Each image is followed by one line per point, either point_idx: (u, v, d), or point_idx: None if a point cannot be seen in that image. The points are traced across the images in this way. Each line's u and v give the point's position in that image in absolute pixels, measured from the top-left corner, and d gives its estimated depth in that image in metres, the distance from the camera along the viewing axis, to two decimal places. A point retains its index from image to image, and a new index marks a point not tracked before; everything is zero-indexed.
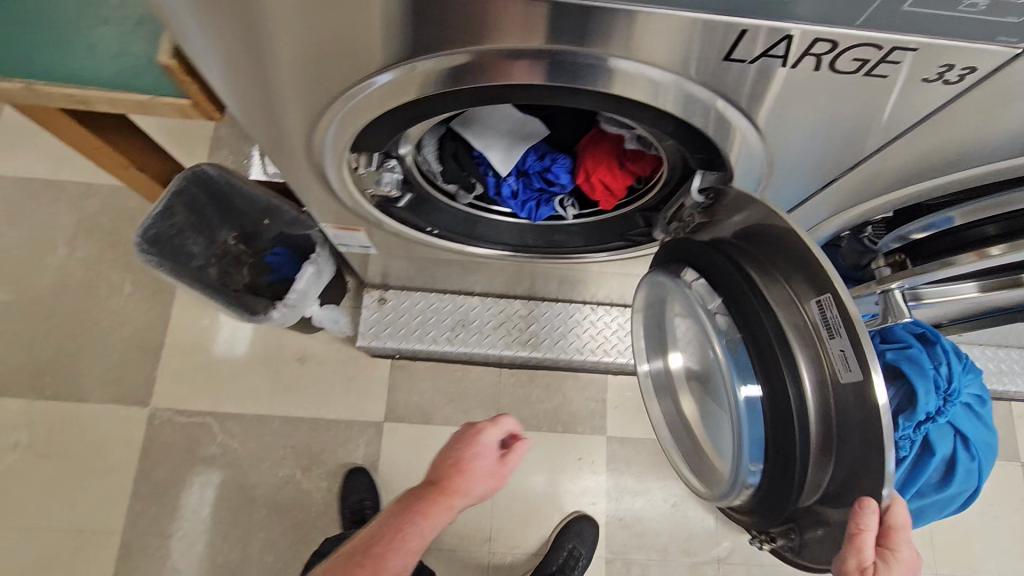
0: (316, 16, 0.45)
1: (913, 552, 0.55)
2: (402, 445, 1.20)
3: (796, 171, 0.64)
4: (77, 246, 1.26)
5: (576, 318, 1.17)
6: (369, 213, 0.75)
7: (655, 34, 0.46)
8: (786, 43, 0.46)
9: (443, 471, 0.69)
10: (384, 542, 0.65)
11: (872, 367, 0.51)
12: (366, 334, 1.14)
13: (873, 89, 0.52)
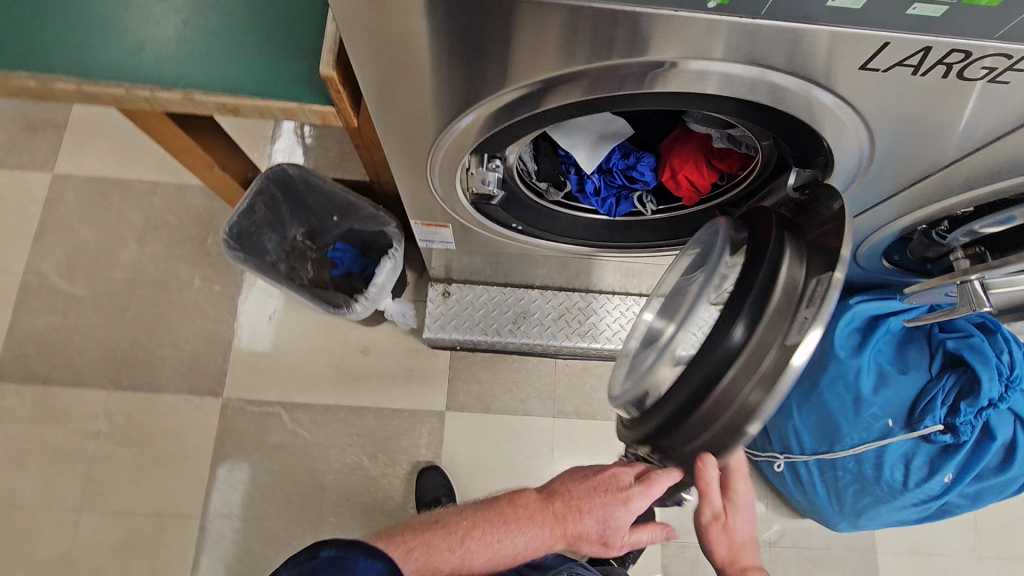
0: (479, 33, 0.47)
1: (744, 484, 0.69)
2: (464, 433, 1.24)
3: (890, 171, 0.66)
4: (146, 242, 1.30)
5: (632, 310, 1.21)
6: (464, 211, 0.79)
7: (798, 44, 0.49)
8: (923, 53, 0.49)
9: (572, 510, 0.70)
10: (483, 539, 0.70)
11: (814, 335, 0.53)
12: (433, 326, 1.19)
13: (991, 96, 0.54)
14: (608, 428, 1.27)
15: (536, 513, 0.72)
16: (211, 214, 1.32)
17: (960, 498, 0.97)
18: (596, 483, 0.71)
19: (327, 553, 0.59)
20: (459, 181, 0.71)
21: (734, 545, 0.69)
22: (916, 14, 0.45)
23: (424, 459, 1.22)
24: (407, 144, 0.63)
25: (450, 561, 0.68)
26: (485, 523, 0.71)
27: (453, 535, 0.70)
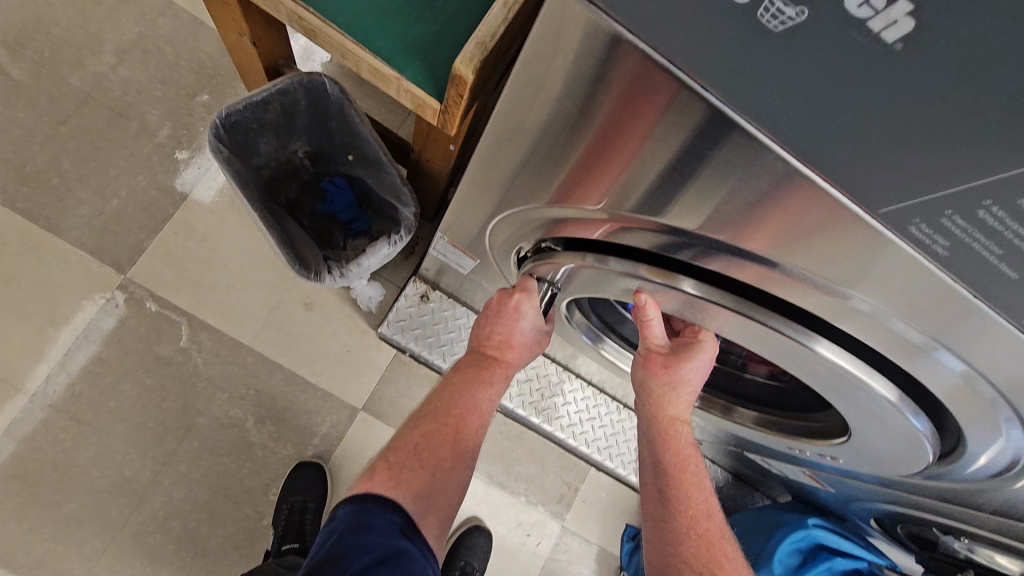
0: (679, 117, 0.33)
1: (710, 364, 0.61)
2: (367, 443, 1.08)
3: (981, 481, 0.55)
4: (125, 64, 1.07)
5: (598, 409, 1.11)
6: (503, 249, 0.65)
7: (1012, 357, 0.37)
8: None
9: (498, 348, 0.69)
10: (464, 413, 0.67)
11: (861, 371, 0.45)
12: (393, 324, 1.04)
13: None
14: (512, 505, 1.16)
15: (479, 360, 0.70)
16: (213, 70, 1.10)
17: None
18: (499, 313, 0.67)
19: (344, 511, 0.60)
20: (525, 238, 0.58)
21: (687, 400, 0.63)
22: None
23: (312, 450, 1.06)
24: (512, 179, 0.50)
25: (455, 447, 0.66)
26: (463, 408, 0.68)
27: (443, 418, 0.67)
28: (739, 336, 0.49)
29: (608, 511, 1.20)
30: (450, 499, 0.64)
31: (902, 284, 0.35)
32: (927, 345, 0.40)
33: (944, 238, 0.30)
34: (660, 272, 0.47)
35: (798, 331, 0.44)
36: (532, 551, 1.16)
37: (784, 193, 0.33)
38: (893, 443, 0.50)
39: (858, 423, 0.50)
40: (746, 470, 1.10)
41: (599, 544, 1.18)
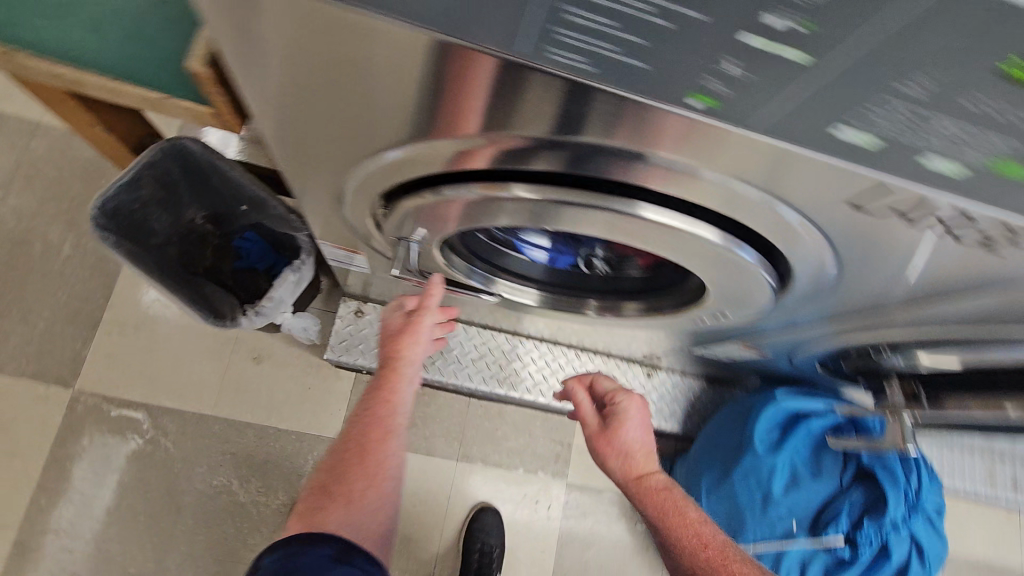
0: (366, 49, 0.35)
1: (637, 410, 0.79)
2: None
3: (849, 295, 0.57)
4: (11, 195, 1.10)
5: (559, 362, 1.13)
6: (365, 229, 0.66)
7: (770, 169, 0.39)
8: (904, 202, 0.39)
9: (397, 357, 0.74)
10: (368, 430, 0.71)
11: (686, 224, 0.49)
12: (336, 348, 1.06)
13: (967, 252, 0.44)
14: (514, 480, 1.18)
15: (383, 374, 0.74)
16: (97, 173, 1.13)
17: None
18: (401, 334, 0.74)
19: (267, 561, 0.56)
20: (372, 211, 0.60)
21: (639, 453, 0.77)
22: (905, 166, 0.35)
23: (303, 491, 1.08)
24: (314, 158, 0.51)
25: (370, 479, 0.67)
26: (366, 427, 0.70)
27: (353, 448, 0.69)
28: (583, 228, 0.53)
29: None
30: (375, 519, 0.66)
31: (654, 128, 0.36)
32: (724, 186, 0.42)
33: (580, 55, 0.32)
34: (493, 186, 0.50)
35: (620, 203, 0.49)
36: (546, 518, 1.18)
37: (465, 75, 0.35)
38: (733, 278, 0.56)
39: (706, 273, 0.56)
40: (713, 371, 1.14)
41: (607, 487, 1.22)
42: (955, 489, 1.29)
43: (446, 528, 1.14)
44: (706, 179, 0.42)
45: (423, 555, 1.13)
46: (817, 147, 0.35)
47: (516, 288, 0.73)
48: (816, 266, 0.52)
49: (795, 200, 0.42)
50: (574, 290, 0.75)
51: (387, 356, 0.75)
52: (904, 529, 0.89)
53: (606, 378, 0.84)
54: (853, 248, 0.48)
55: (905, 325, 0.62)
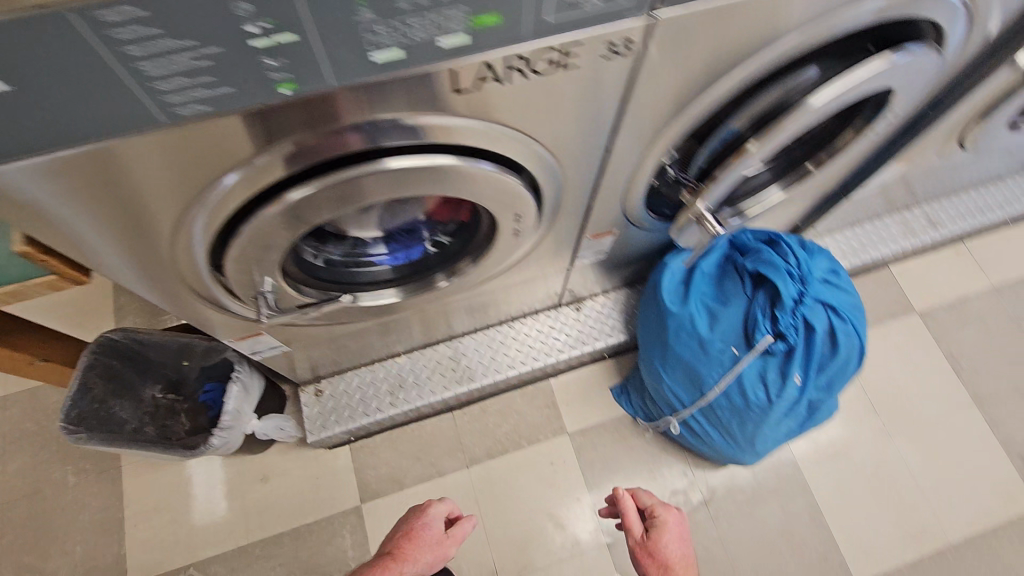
0: (135, 163, 0.50)
1: (677, 532, 0.91)
2: (387, 518, 1.24)
3: (575, 151, 0.70)
4: (7, 456, 1.25)
5: (498, 339, 1.26)
6: (226, 303, 0.77)
7: (394, 98, 0.51)
8: (488, 68, 0.51)
9: (402, 544, 0.93)
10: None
11: (423, 157, 0.62)
12: (314, 429, 1.18)
13: (574, 77, 0.57)
14: (522, 457, 1.30)
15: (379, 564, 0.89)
16: None
17: (817, 394, 1.04)
18: (415, 534, 0.95)
19: None
20: (212, 279, 0.69)
21: (679, 555, 0.88)
22: (444, 47, 0.48)
23: (354, 560, 1.20)
24: (139, 249, 0.61)
25: None
26: None
27: None
28: (358, 201, 0.65)
29: (587, 394, 1.36)
30: None
31: (293, 114, 0.49)
32: (427, 130, 0.56)
33: (194, 101, 0.46)
34: (272, 202, 0.59)
35: (369, 162, 0.61)
36: (565, 471, 1.30)
37: (155, 152, 0.49)
38: (492, 189, 0.70)
39: (473, 194, 0.71)
40: (624, 275, 1.27)
41: (602, 418, 1.34)
42: (881, 257, 1.42)
43: (488, 525, 1.25)
44: (417, 129, 0.56)
45: (482, 557, 1.23)
46: (444, 79, 0.51)
47: (372, 293, 0.87)
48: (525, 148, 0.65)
49: (483, 121, 0.58)
50: (421, 273, 0.88)
51: (392, 547, 0.93)
52: (808, 299, 1.00)
53: (645, 494, 0.99)
54: (524, 120, 0.61)
55: (647, 147, 0.75)
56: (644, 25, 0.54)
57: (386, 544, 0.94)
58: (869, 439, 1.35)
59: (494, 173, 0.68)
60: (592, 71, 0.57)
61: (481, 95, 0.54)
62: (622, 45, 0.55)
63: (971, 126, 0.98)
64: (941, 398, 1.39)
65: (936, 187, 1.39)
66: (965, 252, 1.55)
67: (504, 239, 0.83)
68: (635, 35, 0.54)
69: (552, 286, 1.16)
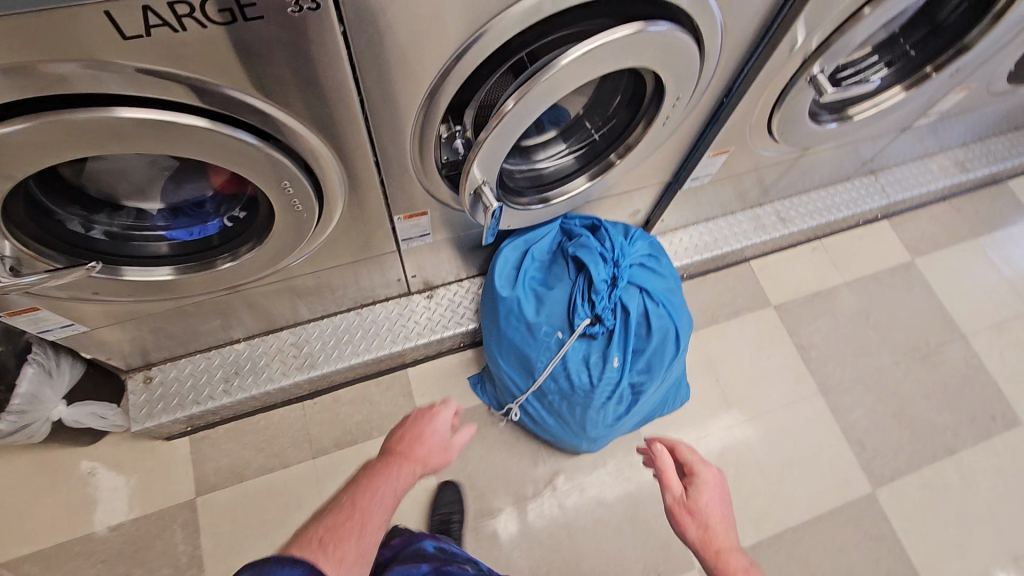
0: None
1: (713, 481, 0.85)
2: (222, 511, 1.19)
3: (324, 117, 0.70)
4: None
5: (345, 326, 1.24)
6: None
7: (57, 36, 0.52)
8: (152, 12, 0.52)
9: (403, 447, 0.87)
10: (367, 504, 0.76)
11: (158, 115, 0.61)
12: (139, 418, 1.13)
13: (268, 31, 0.58)
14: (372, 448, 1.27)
15: (377, 462, 0.84)
16: None
17: (637, 377, 1.07)
18: (408, 436, 0.89)
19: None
20: None
21: (716, 518, 0.81)
22: None
23: (183, 556, 1.15)
24: None
25: (359, 539, 0.72)
26: (337, 515, 0.75)
27: (348, 512, 0.75)
28: (88, 152, 0.63)
29: (444, 384, 1.35)
30: (355, 553, 0.71)
31: None
32: (133, 74, 0.58)
33: None
34: None
35: (97, 109, 0.59)
36: None
37: None
38: (250, 161, 0.69)
39: (233, 163, 0.70)
40: (474, 263, 1.27)
41: (458, 408, 1.33)
42: (735, 251, 1.47)
43: None
44: (107, 74, 0.57)
45: None
46: (109, 23, 0.52)
47: (147, 269, 0.84)
48: (258, 109, 0.66)
49: (188, 70, 0.59)
50: (208, 250, 0.87)
51: (386, 450, 0.87)
52: (622, 281, 1.04)
53: (685, 448, 0.90)
54: (241, 77, 0.61)
55: (414, 119, 0.76)
56: None
57: (391, 442, 0.89)
58: (721, 426, 1.38)
59: (244, 143, 0.67)
60: (287, 24, 0.58)
61: (161, 41, 0.55)
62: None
63: (771, 117, 1.04)
64: (790, 387, 1.45)
65: (784, 184, 1.46)
66: (820, 249, 1.63)
67: (284, 217, 0.81)
68: None
69: (391, 271, 1.15)
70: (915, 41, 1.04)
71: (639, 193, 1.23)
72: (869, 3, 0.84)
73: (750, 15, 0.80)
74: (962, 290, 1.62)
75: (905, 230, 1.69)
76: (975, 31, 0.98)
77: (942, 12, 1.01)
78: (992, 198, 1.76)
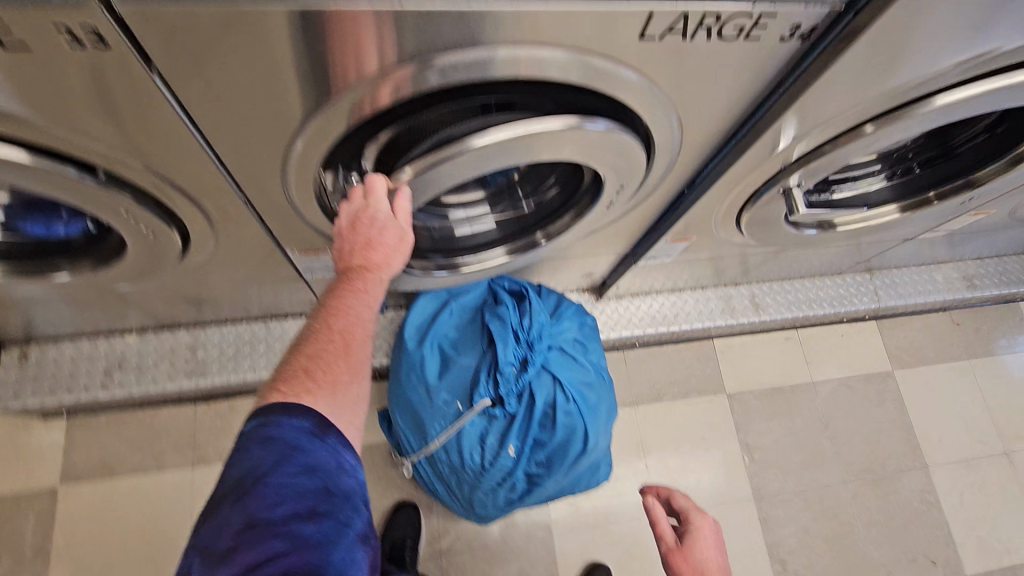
0: None
1: (711, 525, 0.71)
2: (84, 505, 1.12)
3: (163, 158, 0.59)
4: None
5: (249, 336, 1.14)
6: None
7: None
8: None
9: (363, 256, 0.68)
10: (349, 326, 0.63)
11: None
12: (4, 396, 1.04)
13: (45, 62, 0.46)
14: None
15: (348, 278, 0.67)
16: None
17: (534, 468, 0.97)
18: (358, 228, 0.67)
19: (248, 427, 0.53)
20: None
21: None
22: None
23: (31, 545, 1.08)
24: None
25: (349, 361, 0.61)
26: (312, 350, 0.60)
27: (326, 341, 0.61)
28: None
29: None
30: (353, 409, 0.60)
31: None
32: None
33: None
34: None
35: None
36: None
37: None
38: (82, 196, 0.61)
39: (65, 195, 0.61)
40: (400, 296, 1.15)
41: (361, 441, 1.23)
42: (697, 329, 1.35)
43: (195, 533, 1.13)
44: None
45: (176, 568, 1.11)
46: None
47: None
48: (70, 142, 0.55)
49: None
50: (59, 254, 0.78)
51: (345, 260, 0.68)
52: (532, 365, 0.95)
53: (681, 492, 0.76)
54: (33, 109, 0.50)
55: (284, 178, 0.64)
56: (104, 11, 0.43)
57: (346, 251, 0.69)
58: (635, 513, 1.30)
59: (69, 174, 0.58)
60: (63, 58, 0.46)
61: None
62: (85, 33, 0.44)
63: (741, 216, 0.90)
64: (722, 485, 1.34)
65: (765, 269, 1.32)
66: (795, 339, 1.50)
67: (137, 240, 0.72)
68: (100, 24, 0.43)
69: (299, 292, 1.04)
70: (923, 159, 0.93)
71: (592, 258, 1.10)
72: (871, 121, 0.70)
73: (715, 112, 0.66)
74: (939, 415, 1.48)
75: (894, 336, 1.55)
76: (990, 166, 0.88)
77: (956, 138, 0.89)
78: (999, 318, 1.61)
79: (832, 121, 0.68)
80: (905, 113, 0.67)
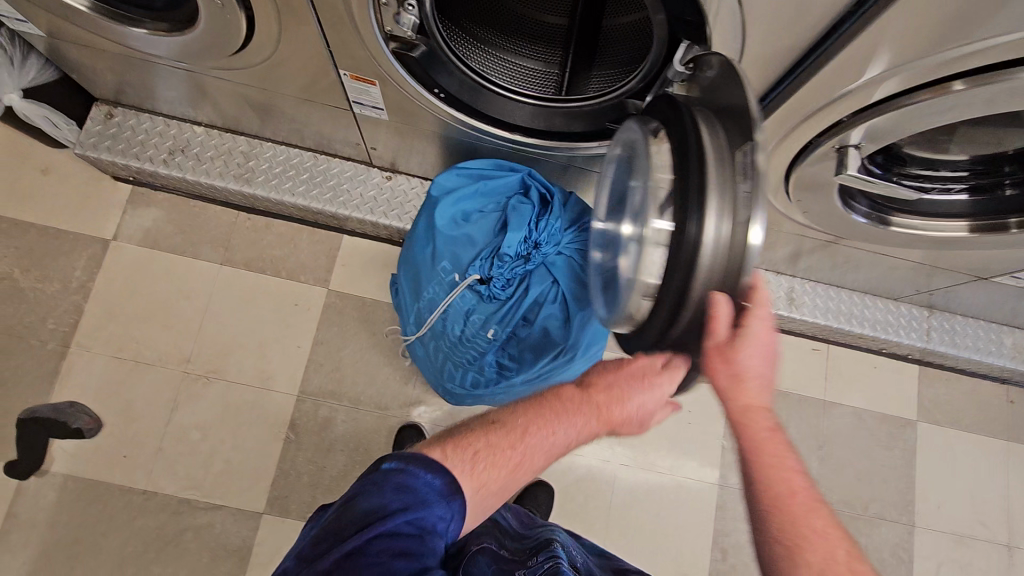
0: None
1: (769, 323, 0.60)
2: (125, 263, 1.26)
3: None
4: None
5: (296, 162, 1.21)
6: None
7: None
8: None
9: (598, 397, 0.72)
10: (530, 450, 0.68)
11: None
12: (84, 144, 1.17)
13: None
14: (272, 284, 1.29)
15: (571, 406, 0.72)
16: None
17: (505, 359, 1.00)
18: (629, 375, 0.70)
19: (388, 464, 0.60)
20: None
21: (755, 377, 0.62)
22: None
23: (76, 281, 1.24)
24: None
25: (508, 475, 0.65)
26: (495, 440, 0.67)
27: (511, 442, 0.67)
28: None
29: (369, 266, 1.31)
30: (477, 510, 0.65)
31: None
32: None
33: None
34: None
35: None
36: (303, 317, 1.28)
37: None
38: None
39: None
40: (441, 169, 1.18)
41: (367, 295, 1.30)
42: None
43: (205, 320, 1.25)
44: None
45: (181, 343, 1.24)
46: None
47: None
48: None
49: None
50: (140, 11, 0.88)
51: (586, 384, 0.74)
52: (533, 261, 0.97)
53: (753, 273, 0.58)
54: None
55: None
56: None
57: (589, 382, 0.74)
58: (594, 452, 1.32)
59: None
60: None
61: None
62: None
63: (791, 173, 0.85)
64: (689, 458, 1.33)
65: (813, 265, 1.24)
66: (821, 353, 1.41)
67: (209, 8, 0.77)
68: None
69: (349, 129, 1.09)
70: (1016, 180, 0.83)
71: None
72: (962, 79, 0.62)
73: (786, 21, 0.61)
74: (951, 481, 1.37)
75: (932, 387, 1.42)
76: None
77: None
78: None
79: (916, 68, 0.62)
80: (1005, 77, 0.60)
